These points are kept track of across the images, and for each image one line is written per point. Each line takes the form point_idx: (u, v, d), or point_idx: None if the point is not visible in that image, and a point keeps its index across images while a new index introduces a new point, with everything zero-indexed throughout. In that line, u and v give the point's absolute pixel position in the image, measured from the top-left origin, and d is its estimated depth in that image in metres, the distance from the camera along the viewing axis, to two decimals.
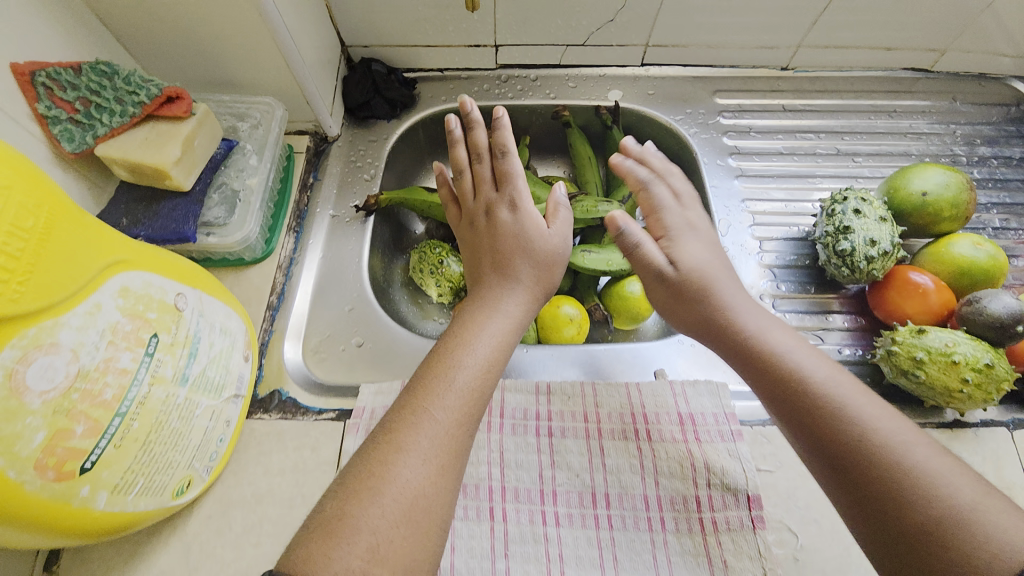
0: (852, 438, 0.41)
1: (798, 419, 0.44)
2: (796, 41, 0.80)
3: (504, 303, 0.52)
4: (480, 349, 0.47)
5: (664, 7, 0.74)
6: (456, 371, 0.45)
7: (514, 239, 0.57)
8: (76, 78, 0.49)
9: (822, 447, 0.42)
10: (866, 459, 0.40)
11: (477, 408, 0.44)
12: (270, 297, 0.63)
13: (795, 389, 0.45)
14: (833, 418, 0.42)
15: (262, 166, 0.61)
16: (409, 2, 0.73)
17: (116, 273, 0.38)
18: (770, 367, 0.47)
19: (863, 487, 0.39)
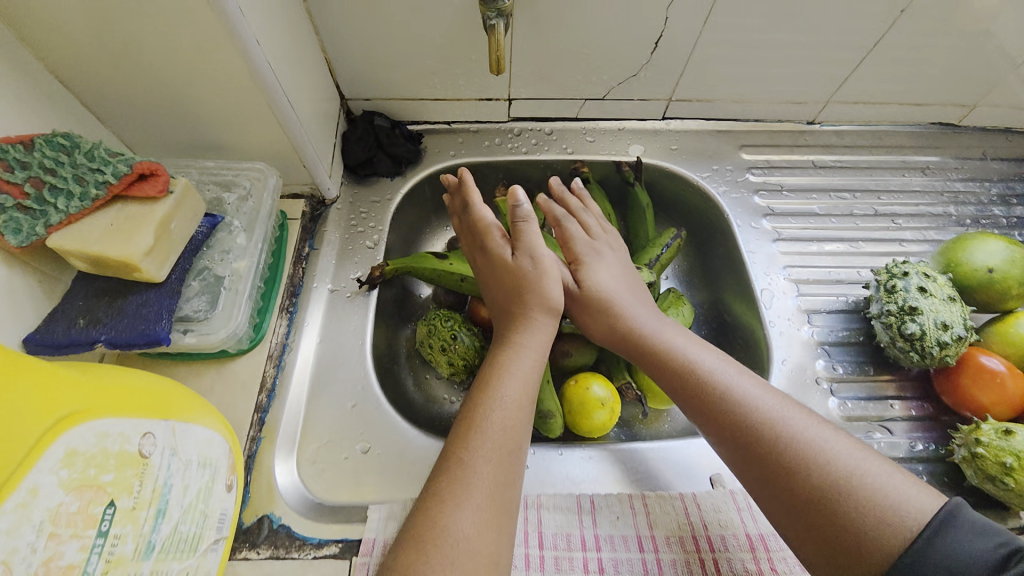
0: (792, 463, 0.41)
1: (740, 451, 0.44)
2: (825, 95, 0.76)
3: (529, 339, 0.52)
4: (516, 384, 0.48)
5: (692, 61, 0.70)
6: (496, 409, 0.46)
7: (513, 281, 0.56)
8: (27, 155, 0.41)
9: (766, 478, 0.42)
10: (812, 484, 0.40)
11: (521, 443, 0.45)
12: (258, 397, 0.53)
13: (733, 417, 0.45)
14: (752, 426, 0.44)
15: (252, 245, 0.52)
16: (417, 56, 0.67)
17: (67, 434, 0.30)
18: (704, 396, 0.47)
19: (809, 516, 0.40)
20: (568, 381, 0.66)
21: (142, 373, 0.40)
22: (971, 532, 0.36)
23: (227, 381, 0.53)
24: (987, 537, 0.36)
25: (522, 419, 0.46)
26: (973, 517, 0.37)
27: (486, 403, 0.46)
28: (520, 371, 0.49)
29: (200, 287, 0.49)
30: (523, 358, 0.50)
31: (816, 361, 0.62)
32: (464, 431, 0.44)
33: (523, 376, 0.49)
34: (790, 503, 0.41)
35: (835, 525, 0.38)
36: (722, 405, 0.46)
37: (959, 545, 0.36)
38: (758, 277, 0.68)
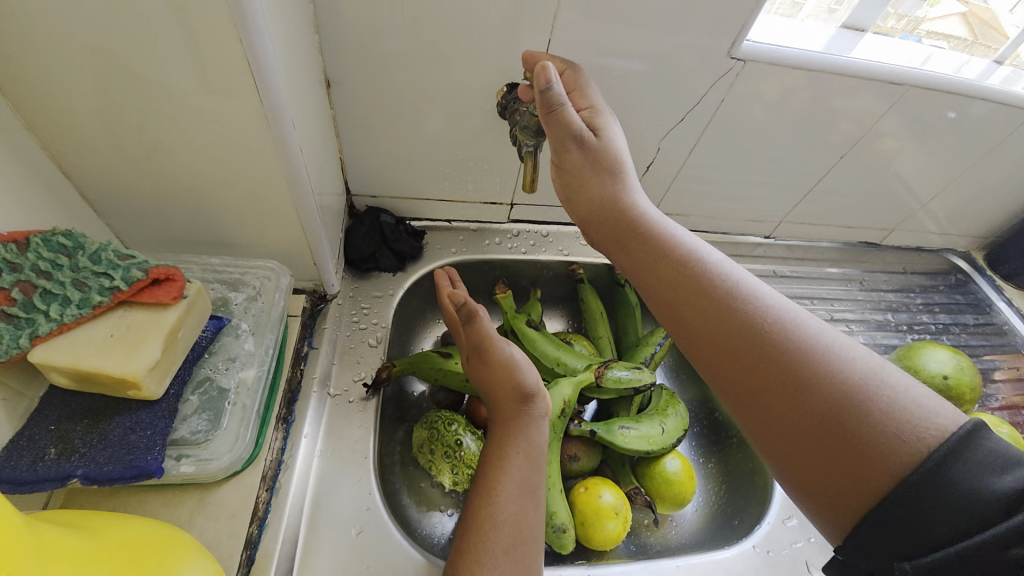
0: (791, 374, 0.38)
1: (734, 364, 0.41)
2: (779, 216, 0.88)
3: (521, 432, 0.52)
4: (513, 477, 0.48)
5: (676, 180, 0.79)
6: (499, 503, 0.46)
7: (484, 386, 0.57)
8: (18, 256, 0.36)
9: (761, 389, 0.39)
10: (809, 401, 0.37)
11: (528, 537, 0.45)
12: (248, 529, 0.45)
13: (729, 327, 0.42)
14: (749, 328, 0.41)
15: (260, 351, 0.47)
16: (430, 162, 0.70)
17: None
18: (698, 305, 0.44)
19: (799, 433, 0.37)
20: (577, 487, 0.63)
21: (124, 517, 0.34)
22: (993, 464, 0.30)
23: (211, 512, 0.45)
24: (1009, 467, 0.29)
25: (528, 510, 0.46)
26: (998, 445, 0.31)
27: (487, 502, 0.46)
28: (516, 461, 0.49)
29: (200, 402, 0.43)
30: (514, 456, 0.50)
31: None
32: (472, 534, 0.44)
33: (521, 464, 0.49)
34: (778, 425, 0.38)
35: (829, 442, 0.35)
36: (719, 314, 0.43)
37: (979, 476, 0.30)
38: None
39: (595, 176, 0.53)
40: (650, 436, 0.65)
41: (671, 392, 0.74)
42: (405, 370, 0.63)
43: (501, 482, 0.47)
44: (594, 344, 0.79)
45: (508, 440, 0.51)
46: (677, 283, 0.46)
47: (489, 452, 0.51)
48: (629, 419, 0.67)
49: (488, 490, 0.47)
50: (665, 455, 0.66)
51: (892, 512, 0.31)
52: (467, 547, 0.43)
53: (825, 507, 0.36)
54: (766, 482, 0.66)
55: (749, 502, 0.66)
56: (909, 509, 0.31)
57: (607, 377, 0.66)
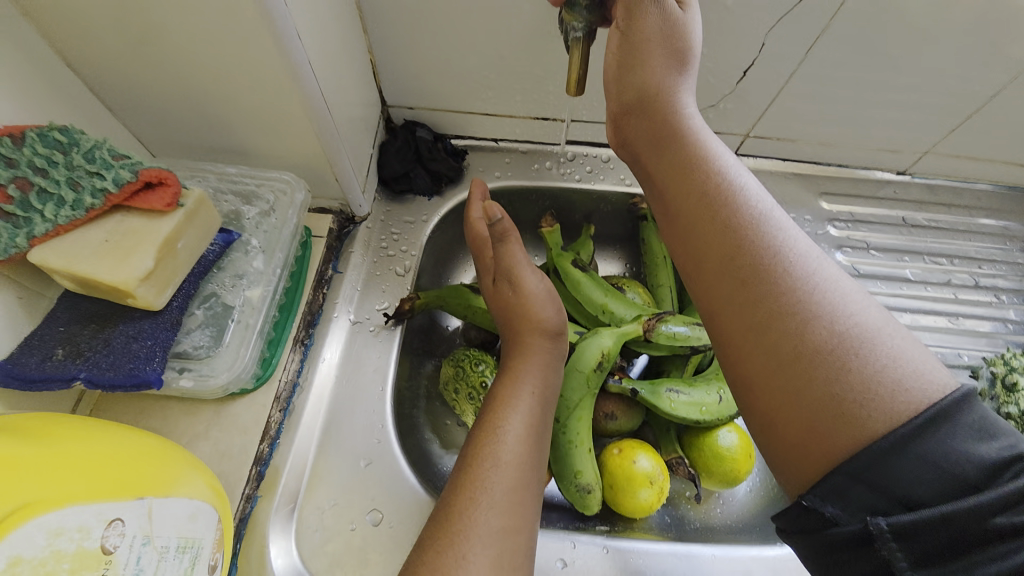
0: (784, 310, 0.32)
1: (725, 289, 0.35)
2: (924, 146, 0.67)
3: (537, 370, 0.46)
4: (523, 418, 0.42)
5: (783, 94, 0.61)
6: (503, 442, 0.40)
7: (504, 311, 0.51)
8: (13, 151, 0.34)
9: (745, 320, 0.34)
10: (796, 343, 0.31)
11: (532, 482, 0.39)
12: (259, 446, 0.45)
13: (731, 249, 0.36)
14: (754, 255, 0.35)
15: (269, 270, 0.45)
16: (472, 68, 0.59)
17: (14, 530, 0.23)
18: (703, 223, 0.38)
19: (773, 377, 0.32)
20: (610, 448, 0.56)
21: (110, 427, 0.33)
22: (974, 429, 0.27)
23: (225, 425, 0.46)
24: (990, 434, 0.27)
25: (534, 455, 0.41)
26: (984, 411, 0.28)
27: (492, 439, 0.40)
28: (526, 402, 0.43)
29: (205, 318, 0.42)
30: (526, 395, 0.44)
31: None
32: (469, 469, 0.38)
33: (532, 406, 0.43)
34: (754, 362, 0.33)
35: (809, 389, 0.30)
36: (724, 234, 0.36)
37: (956, 443, 0.27)
38: None
39: (661, 51, 0.44)
40: (702, 404, 0.56)
41: None
42: (434, 304, 0.57)
43: (509, 420, 0.41)
44: (652, 292, 0.68)
45: (520, 379, 0.45)
46: (692, 197, 0.40)
47: (497, 387, 0.45)
48: (680, 382, 0.58)
49: (493, 426, 0.41)
50: (721, 426, 0.57)
51: (862, 471, 0.28)
52: (462, 482, 0.37)
53: (780, 454, 0.32)
54: None
55: None
56: (877, 465, 0.27)
57: (660, 331, 0.56)
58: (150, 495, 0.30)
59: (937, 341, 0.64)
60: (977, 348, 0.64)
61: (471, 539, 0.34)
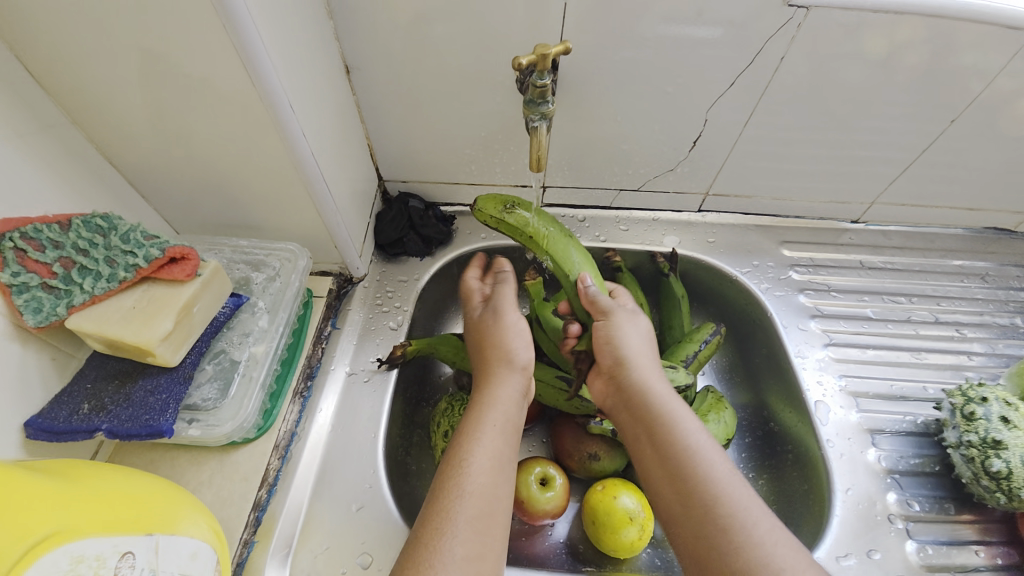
0: (721, 542, 0.42)
1: (670, 481, 0.47)
2: (869, 197, 0.74)
3: (500, 400, 0.50)
4: (487, 449, 0.45)
5: (732, 156, 0.69)
6: (469, 474, 0.43)
7: (481, 334, 0.56)
8: (61, 236, 0.41)
9: (693, 531, 0.44)
10: (735, 547, 0.42)
11: (498, 510, 0.42)
12: (257, 493, 0.49)
13: (682, 472, 0.47)
14: (694, 495, 0.45)
15: (272, 328, 0.51)
16: (456, 145, 0.68)
17: (42, 557, 0.26)
18: (689, 504, 0.45)
19: (698, 560, 0.43)
20: (595, 486, 0.59)
21: (118, 470, 0.37)
22: None
23: (227, 473, 0.49)
24: None
25: (498, 485, 0.43)
26: None
27: (457, 472, 0.43)
28: (490, 434, 0.46)
29: (214, 372, 0.47)
30: (492, 428, 0.47)
31: (887, 493, 0.57)
32: (437, 502, 0.41)
33: (496, 437, 0.46)
34: (687, 544, 0.45)
35: None
36: (689, 506, 0.45)
37: None
38: (811, 385, 0.64)
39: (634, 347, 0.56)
40: None
41: (716, 395, 0.67)
42: (426, 350, 0.62)
43: (474, 452, 0.45)
44: None
45: (484, 412, 0.48)
46: (678, 477, 0.47)
47: (462, 423, 0.48)
48: None
49: (459, 459, 0.44)
50: None
51: None
52: (431, 515, 0.41)
53: None
54: (821, 508, 0.57)
55: (800, 525, 0.58)
56: None
57: None
58: (158, 532, 0.34)
59: (904, 376, 0.66)
60: (943, 382, 0.67)
61: (439, 568, 0.37)
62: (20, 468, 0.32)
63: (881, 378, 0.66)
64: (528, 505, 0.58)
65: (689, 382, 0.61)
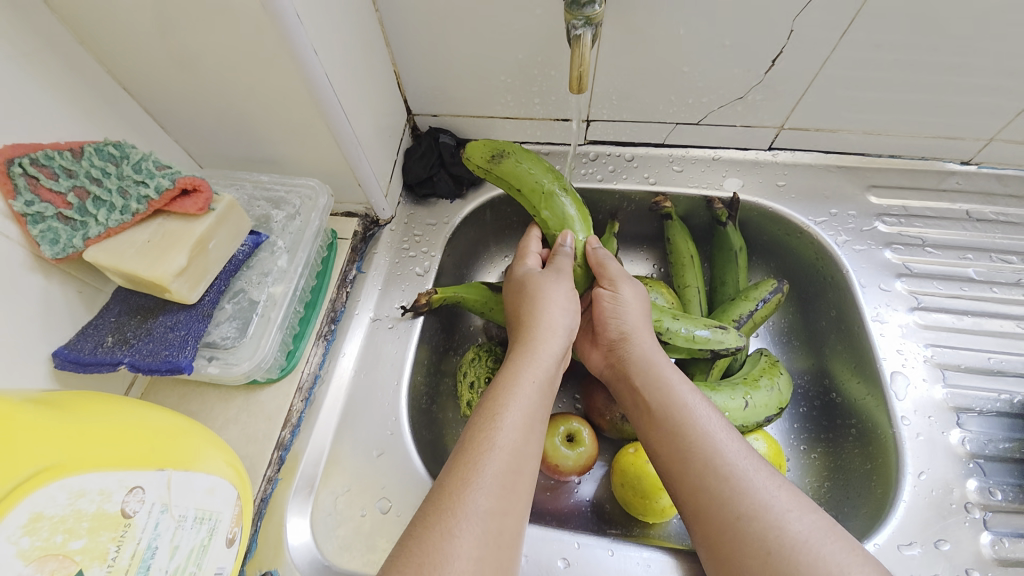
0: (732, 513, 0.38)
1: (671, 455, 0.43)
2: (991, 132, 0.60)
3: (541, 359, 0.46)
4: (523, 408, 0.42)
5: (818, 81, 0.57)
6: (502, 429, 0.40)
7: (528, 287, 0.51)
8: (74, 164, 0.40)
9: (700, 503, 0.40)
10: (741, 515, 0.37)
11: (524, 470, 0.39)
12: (281, 433, 0.49)
13: (685, 444, 0.42)
14: (698, 466, 0.40)
15: (291, 268, 0.49)
16: (489, 72, 0.61)
17: (35, 490, 0.27)
18: (690, 476, 0.41)
19: (700, 520, 0.39)
20: (628, 448, 0.55)
21: (135, 404, 0.37)
22: None
23: (252, 411, 0.50)
24: None
25: (530, 446, 0.40)
26: None
27: (490, 425, 0.40)
28: (527, 391, 0.43)
29: (233, 312, 0.46)
30: (528, 385, 0.43)
31: (967, 479, 0.50)
32: (464, 452, 0.39)
33: (533, 396, 0.43)
34: (689, 506, 0.41)
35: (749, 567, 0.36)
36: (690, 476, 0.41)
37: None
38: (888, 354, 0.56)
39: (636, 315, 0.51)
40: (727, 409, 0.53)
41: (772, 359, 0.60)
42: (454, 299, 0.58)
43: (508, 407, 0.41)
44: (679, 293, 0.65)
45: (521, 368, 0.45)
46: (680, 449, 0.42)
47: (496, 380, 0.45)
48: (704, 387, 0.55)
49: (492, 413, 0.41)
50: (747, 433, 0.54)
51: None
52: (458, 463, 0.38)
53: None
54: (886, 492, 0.50)
55: (857, 507, 0.52)
56: None
57: (678, 332, 0.54)
58: (170, 468, 0.34)
59: (1006, 349, 0.56)
60: None
61: (461, 517, 0.35)
62: (28, 401, 0.32)
63: (976, 350, 0.56)
64: (552, 460, 0.56)
65: (741, 345, 0.54)
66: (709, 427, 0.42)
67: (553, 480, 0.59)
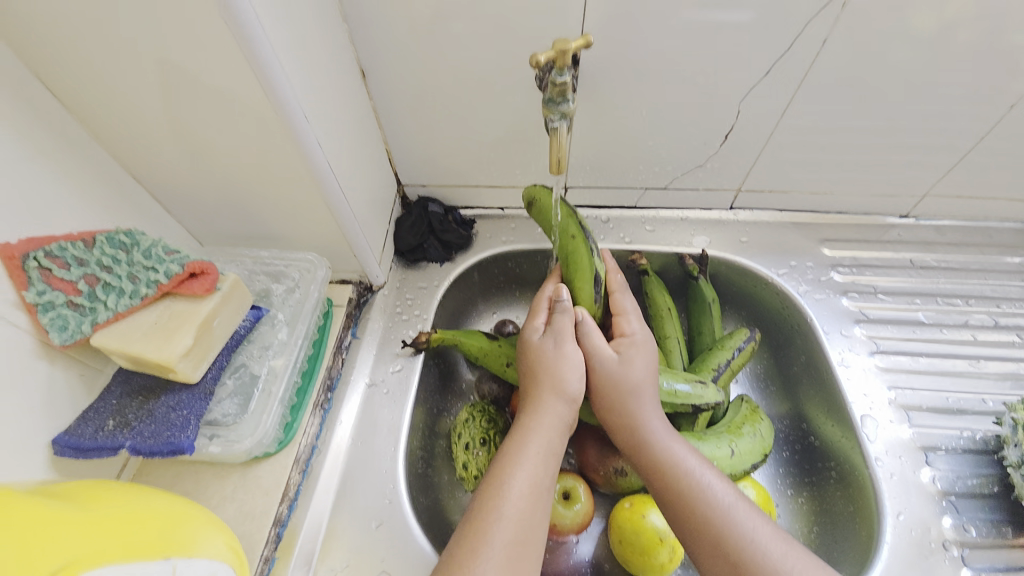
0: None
1: (682, 518, 0.44)
2: (920, 189, 0.68)
3: (546, 425, 0.47)
4: (529, 473, 0.43)
5: (767, 150, 0.64)
6: (510, 498, 0.41)
7: (539, 353, 0.52)
8: (85, 254, 0.42)
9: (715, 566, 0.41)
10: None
11: (532, 538, 0.41)
12: (277, 509, 0.48)
13: (694, 509, 0.44)
14: (709, 530, 0.42)
15: (291, 341, 0.50)
16: (475, 148, 0.66)
17: None
18: (701, 538, 0.43)
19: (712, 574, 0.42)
20: (623, 503, 0.56)
21: (143, 493, 0.40)
22: None
23: (249, 487, 0.49)
24: None
25: (536, 512, 0.42)
26: None
27: (499, 496, 0.42)
28: (533, 459, 0.44)
29: (234, 387, 0.47)
30: (533, 451, 0.45)
31: (942, 517, 0.53)
32: (474, 522, 0.41)
33: (537, 462, 0.44)
34: (701, 561, 0.43)
35: None
36: (703, 540, 0.42)
37: None
38: (855, 397, 0.60)
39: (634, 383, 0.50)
40: (714, 458, 0.55)
41: (752, 405, 0.64)
42: (450, 343, 0.60)
43: (514, 476, 0.43)
44: (660, 344, 0.69)
45: (527, 435, 0.46)
46: (688, 514, 0.44)
47: (504, 447, 0.46)
48: (690, 437, 0.57)
49: (499, 482, 0.43)
50: (736, 481, 0.56)
51: None
52: (469, 535, 0.40)
53: None
54: (869, 534, 0.53)
55: (845, 551, 0.54)
56: None
57: (661, 388, 0.57)
58: (175, 555, 0.35)
59: (961, 387, 0.61)
60: (1006, 394, 0.61)
61: None
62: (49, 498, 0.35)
63: (936, 389, 0.61)
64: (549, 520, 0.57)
65: (718, 400, 0.58)
66: (715, 493, 0.44)
67: (550, 540, 0.59)
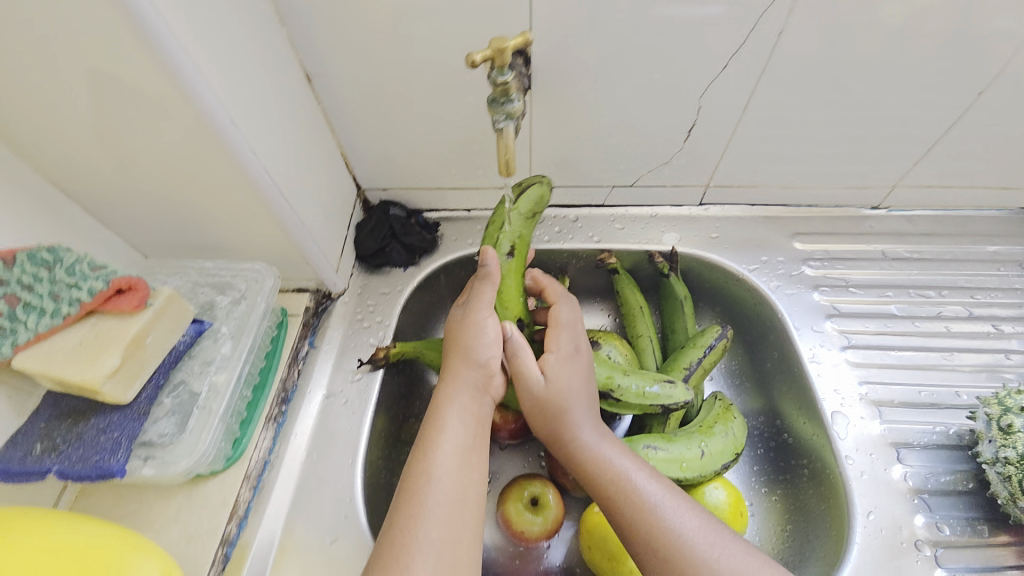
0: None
1: (617, 514, 0.43)
2: (892, 180, 0.66)
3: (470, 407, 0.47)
4: (452, 454, 0.44)
5: (732, 145, 0.63)
6: (433, 479, 0.42)
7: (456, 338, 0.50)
8: (5, 272, 0.39)
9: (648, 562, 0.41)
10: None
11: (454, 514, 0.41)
12: (225, 529, 0.47)
13: (630, 506, 0.43)
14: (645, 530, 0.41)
15: (235, 355, 0.48)
16: (433, 149, 0.64)
17: None
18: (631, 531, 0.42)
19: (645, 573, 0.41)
20: (594, 506, 0.54)
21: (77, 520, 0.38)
22: None
23: (194, 507, 0.47)
24: None
25: (459, 490, 0.42)
26: None
27: (423, 477, 0.42)
28: (457, 439, 0.45)
29: (173, 406, 0.45)
30: (455, 422, 0.45)
31: (915, 516, 0.51)
32: (400, 505, 0.41)
33: (460, 442, 0.45)
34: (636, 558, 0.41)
35: None
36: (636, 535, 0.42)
37: None
38: (827, 394, 0.58)
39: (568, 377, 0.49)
40: (683, 461, 0.54)
41: (726, 403, 0.61)
42: (412, 354, 0.58)
43: (438, 457, 0.43)
44: (632, 344, 0.67)
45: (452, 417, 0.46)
46: (624, 510, 0.43)
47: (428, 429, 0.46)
48: (660, 438, 0.56)
49: (425, 464, 0.43)
50: (706, 483, 0.55)
51: None
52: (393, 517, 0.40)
53: None
54: (841, 534, 0.52)
55: (817, 552, 0.53)
56: None
57: (628, 389, 0.55)
58: None
59: (934, 381, 0.60)
60: (980, 387, 0.60)
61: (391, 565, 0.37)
62: None
63: (909, 384, 0.59)
64: (517, 528, 0.55)
65: (688, 399, 0.56)
66: (658, 496, 0.43)
67: (521, 547, 0.58)
